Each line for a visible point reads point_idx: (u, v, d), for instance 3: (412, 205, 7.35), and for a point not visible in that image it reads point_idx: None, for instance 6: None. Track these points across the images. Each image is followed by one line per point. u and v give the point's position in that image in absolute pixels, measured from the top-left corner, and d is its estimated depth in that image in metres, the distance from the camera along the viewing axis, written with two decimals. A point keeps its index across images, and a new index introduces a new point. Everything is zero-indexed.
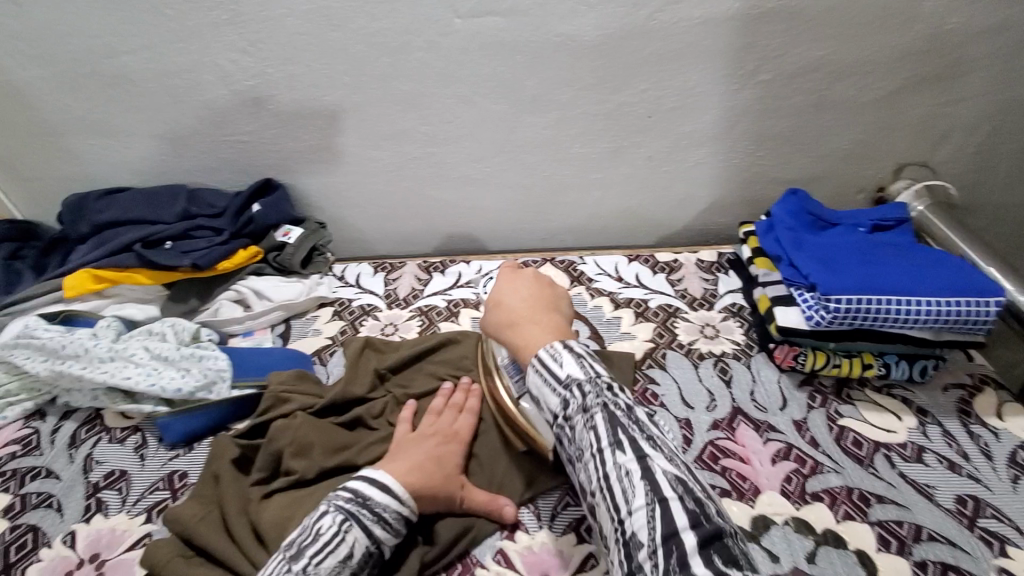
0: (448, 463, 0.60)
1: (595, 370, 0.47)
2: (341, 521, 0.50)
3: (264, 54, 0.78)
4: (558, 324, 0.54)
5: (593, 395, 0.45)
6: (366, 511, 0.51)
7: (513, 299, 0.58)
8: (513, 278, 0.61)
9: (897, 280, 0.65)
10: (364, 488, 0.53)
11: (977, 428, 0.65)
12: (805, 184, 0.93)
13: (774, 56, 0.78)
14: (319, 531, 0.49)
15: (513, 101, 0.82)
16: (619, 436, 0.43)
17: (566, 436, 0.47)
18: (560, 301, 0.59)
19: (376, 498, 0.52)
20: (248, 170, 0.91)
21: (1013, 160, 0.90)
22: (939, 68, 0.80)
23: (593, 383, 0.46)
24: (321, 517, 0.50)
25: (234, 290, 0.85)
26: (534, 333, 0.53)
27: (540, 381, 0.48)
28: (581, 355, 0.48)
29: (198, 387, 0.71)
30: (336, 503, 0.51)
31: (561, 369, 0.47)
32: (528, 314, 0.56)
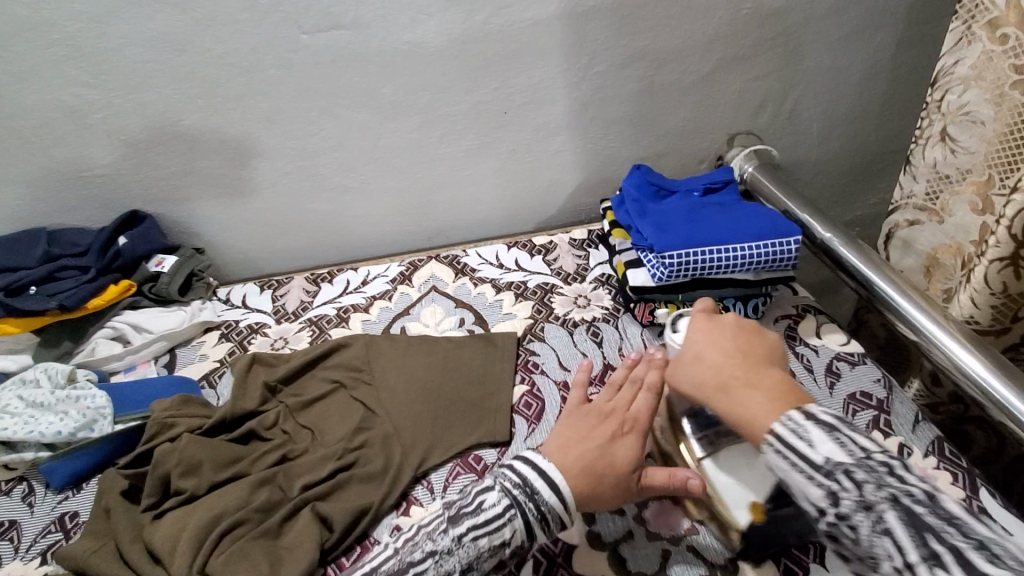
0: (616, 452, 0.56)
1: (857, 450, 0.45)
2: (506, 507, 0.53)
3: (109, 85, 0.77)
4: (783, 384, 0.52)
5: (874, 488, 0.43)
6: (531, 505, 0.53)
7: (712, 353, 0.56)
8: (710, 326, 0.59)
9: (718, 232, 0.75)
10: (533, 479, 0.54)
11: (801, 347, 0.77)
12: (656, 160, 1.03)
13: (605, 47, 0.87)
14: (483, 504, 0.54)
15: (373, 110, 0.86)
16: (923, 535, 0.41)
17: (841, 534, 0.44)
18: (771, 353, 0.57)
19: (545, 496, 0.53)
20: (112, 204, 0.89)
21: (819, 120, 1.05)
22: (745, 47, 0.93)
23: (863, 467, 0.44)
24: (489, 491, 0.55)
25: (110, 326, 0.83)
26: (762, 404, 0.50)
27: (785, 466, 0.46)
28: (832, 429, 0.46)
29: (78, 428, 0.69)
30: (505, 484, 0.55)
31: (816, 451, 0.46)
32: (740, 375, 0.53)
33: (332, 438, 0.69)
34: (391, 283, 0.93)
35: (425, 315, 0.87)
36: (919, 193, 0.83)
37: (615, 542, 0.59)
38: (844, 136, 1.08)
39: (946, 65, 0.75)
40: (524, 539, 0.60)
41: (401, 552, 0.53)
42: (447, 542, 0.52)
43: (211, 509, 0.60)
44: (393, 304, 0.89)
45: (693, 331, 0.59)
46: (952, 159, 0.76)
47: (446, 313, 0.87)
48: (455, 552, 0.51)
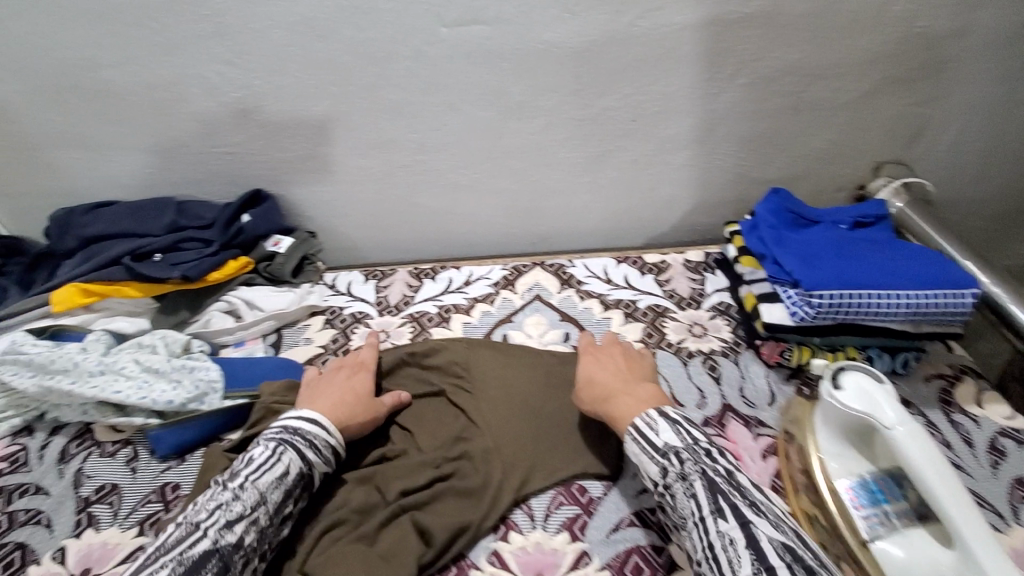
0: (354, 387, 0.67)
1: (690, 436, 0.54)
2: (273, 446, 0.56)
3: (251, 66, 0.79)
4: (653, 393, 0.61)
5: (692, 463, 0.52)
6: (297, 437, 0.58)
7: (601, 375, 0.64)
8: (597, 356, 0.68)
9: (876, 275, 0.66)
10: (292, 422, 0.60)
11: (958, 416, 0.67)
12: (787, 184, 0.95)
13: (753, 59, 0.80)
14: (253, 457, 0.56)
15: (499, 108, 0.83)
16: (716, 496, 0.49)
17: (667, 503, 0.53)
18: (645, 371, 0.66)
19: (305, 428, 0.59)
20: (236, 180, 0.91)
21: (986, 156, 0.92)
22: (913, 69, 0.83)
23: (690, 449, 0.53)
24: (254, 448, 0.57)
25: (225, 300, 0.86)
26: (630, 405, 0.59)
27: (637, 449, 0.55)
28: (675, 421, 0.56)
29: (190, 399, 0.71)
30: (266, 436, 0.58)
31: (658, 438, 0.54)
32: (621, 386, 0.62)
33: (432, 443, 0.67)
34: (494, 287, 0.90)
35: (528, 324, 0.84)
36: None
37: None
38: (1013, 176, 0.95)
39: None
40: None
41: (185, 522, 0.50)
42: (227, 494, 0.52)
43: None
44: (495, 309, 0.86)
45: (582, 367, 0.67)
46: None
47: (550, 325, 0.83)
48: (239, 496, 0.52)
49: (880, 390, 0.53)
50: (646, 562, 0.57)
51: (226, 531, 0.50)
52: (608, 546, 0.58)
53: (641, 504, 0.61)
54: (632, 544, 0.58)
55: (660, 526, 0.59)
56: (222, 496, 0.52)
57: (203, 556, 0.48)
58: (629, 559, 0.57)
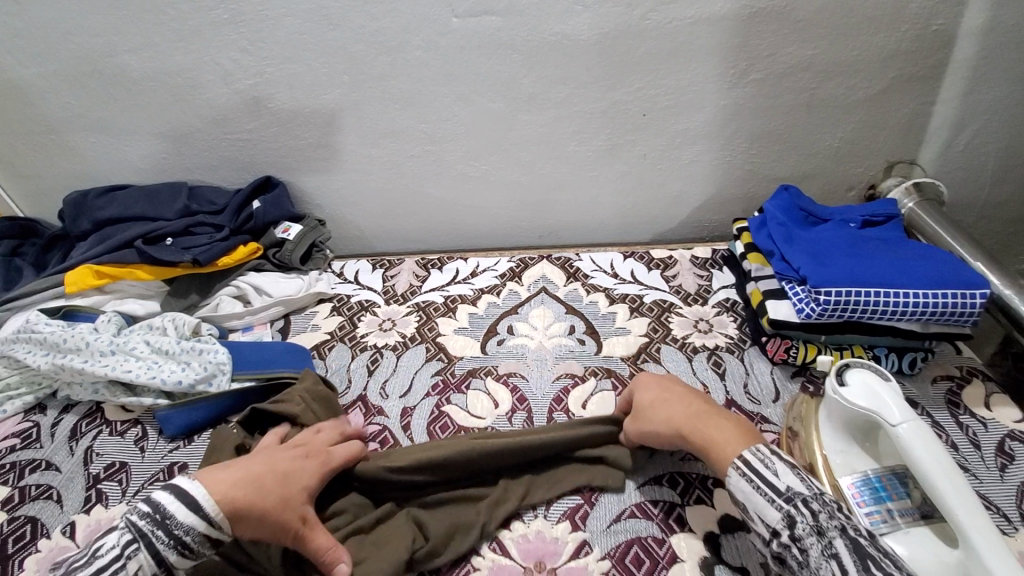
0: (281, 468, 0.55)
1: (814, 485, 0.48)
2: (125, 542, 0.48)
3: (264, 53, 0.80)
4: (739, 421, 0.55)
5: (827, 516, 0.45)
6: (159, 533, 0.48)
7: (676, 404, 0.58)
8: (665, 384, 0.62)
9: (885, 274, 0.66)
10: (165, 502, 0.49)
11: (965, 418, 0.67)
12: (798, 183, 0.94)
13: (766, 55, 0.80)
14: (97, 551, 0.48)
15: (509, 100, 0.83)
16: (865, 563, 0.43)
17: (791, 558, 0.46)
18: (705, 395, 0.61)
19: (178, 519, 0.49)
20: (248, 167, 0.92)
21: (1001, 158, 0.91)
22: (928, 68, 0.82)
23: (819, 500, 0.47)
24: (108, 534, 0.49)
25: (234, 285, 0.87)
26: (727, 436, 0.53)
27: (751, 490, 0.48)
28: (795, 465, 0.49)
29: (198, 380, 0.72)
30: (130, 519, 0.49)
31: (779, 480, 0.48)
32: (708, 416, 0.56)
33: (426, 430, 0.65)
34: (500, 278, 0.91)
35: (534, 316, 0.84)
36: None
37: None
38: None
39: None
40: None
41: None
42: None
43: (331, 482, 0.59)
44: (501, 301, 0.87)
45: (647, 390, 0.62)
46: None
47: (555, 317, 0.84)
48: None
49: (884, 387, 0.53)
50: (647, 554, 0.57)
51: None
52: (609, 537, 0.58)
53: (644, 496, 0.62)
54: (633, 535, 0.58)
55: (662, 519, 0.59)
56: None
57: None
58: (629, 550, 0.57)
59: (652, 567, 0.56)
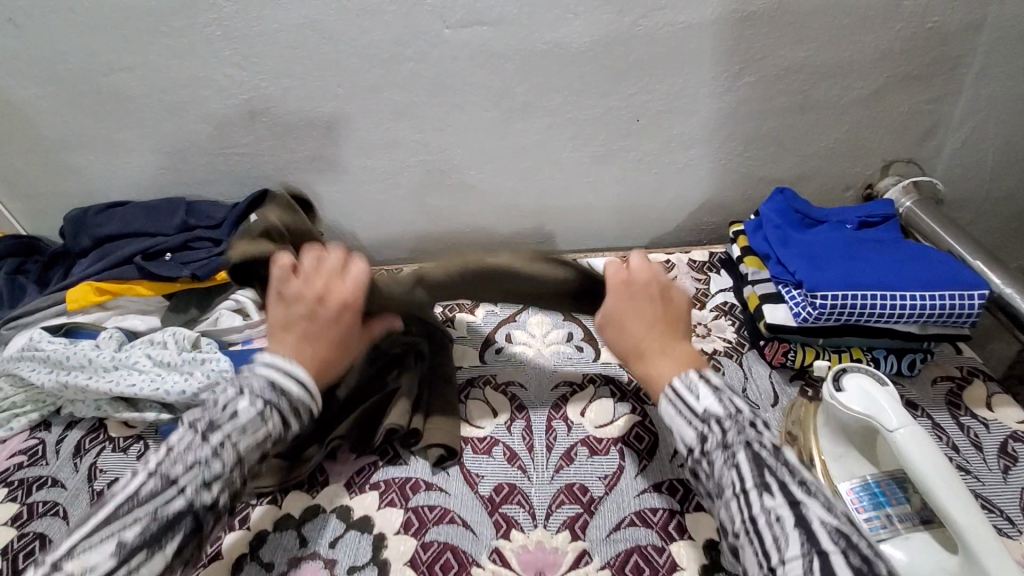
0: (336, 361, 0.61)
1: (734, 406, 0.50)
2: (258, 408, 0.52)
3: (258, 68, 0.80)
4: (688, 351, 0.57)
5: (735, 432, 0.48)
6: (280, 403, 0.54)
7: (637, 323, 0.59)
8: (625, 283, 0.61)
9: (881, 276, 0.66)
10: (280, 377, 0.54)
11: (967, 419, 0.66)
12: (794, 184, 0.94)
13: (759, 57, 0.80)
14: (237, 411, 0.51)
15: (503, 109, 0.83)
16: (761, 469, 0.45)
17: (702, 470, 0.49)
18: (674, 309, 0.61)
19: (291, 393, 0.54)
20: (245, 180, 0.93)
21: (1000, 154, 0.90)
22: (923, 66, 0.82)
23: (732, 418, 0.49)
24: (238, 400, 0.52)
25: (233, 299, 0.87)
26: (667, 366, 0.55)
27: (675, 411, 0.51)
28: (719, 388, 0.51)
29: (202, 388, 0.72)
30: (249, 394, 0.52)
31: (698, 403, 0.50)
32: (658, 344, 0.57)
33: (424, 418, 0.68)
34: None
35: (532, 324, 0.84)
36: None
37: None
38: None
39: None
40: None
41: (157, 471, 0.47)
42: (208, 451, 0.49)
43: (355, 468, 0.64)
44: (499, 309, 0.87)
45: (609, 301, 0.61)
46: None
47: (553, 324, 0.84)
48: (217, 455, 0.49)
49: (883, 393, 0.53)
50: (647, 562, 0.57)
51: (202, 490, 0.48)
52: (608, 546, 0.58)
53: (643, 504, 0.62)
54: (632, 544, 0.58)
55: (661, 527, 0.59)
56: (200, 451, 0.49)
57: (177, 515, 0.46)
58: (629, 559, 0.57)
59: None
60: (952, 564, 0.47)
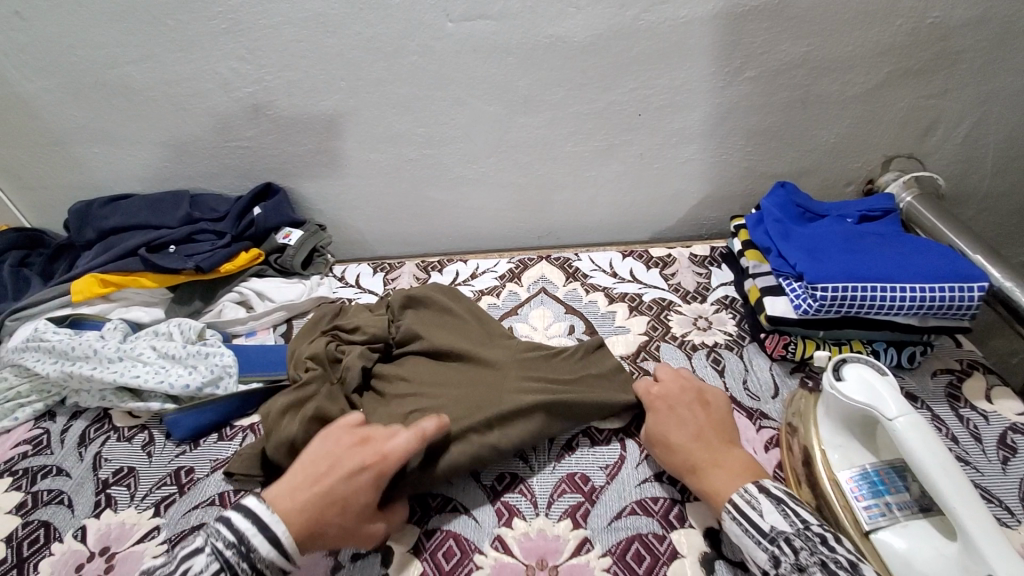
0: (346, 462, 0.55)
1: (800, 520, 0.50)
2: (213, 571, 0.47)
3: (263, 61, 0.81)
4: (745, 461, 0.57)
5: (808, 553, 0.47)
6: (246, 564, 0.49)
7: (678, 433, 0.60)
8: (671, 412, 0.62)
9: (881, 269, 0.66)
10: (246, 533, 0.50)
11: (966, 411, 0.67)
12: (795, 179, 0.94)
13: (760, 52, 0.80)
14: (191, 570, 0.48)
15: (505, 103, 0.84)
16: None
17: None
18: (717, 415, 0.62)
19: (262, 551, 0.49)
20: (249, 174, 0.93)
21: (1000, 149, 0.91)
22: (924, 61, 0.82)
23: (802, 536, 0.48)
24: (194, 555, 0.49)
25: (237, 291, 0.88)
26: (721, 475, 0.55)
27: (742, 533, 0.51)
28: (779, 500, 0.51)
29: (205, 383, 0.73)
30: (215, 547, 0.49)
31: (764, 520, 0.50)
32: (708, 453, 0.57)
33: (443, 388, 0.70)
34: (499, 279, 0.91)
35: (534, 317, 0.84)
36: None
37: None
38: None
39: None
40: None
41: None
42: None
43: None
44: (501, 302, 0.87)
45: (652, 421, 0.62)
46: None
47: (555, 317, 0.84)
48: None
49: (883, 383, 0.53)
50: (647, 550, 0.57)
51: None
52: (609, 534, 0.59)
53: (644, 493, 0.62)
54: (633, 532, 0.59)
55: (662, 516, 0.60)
56: None
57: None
58: (630, 547, 0.57)
59: (652, 563, 0.56)
60: (949, 551, 0.48)
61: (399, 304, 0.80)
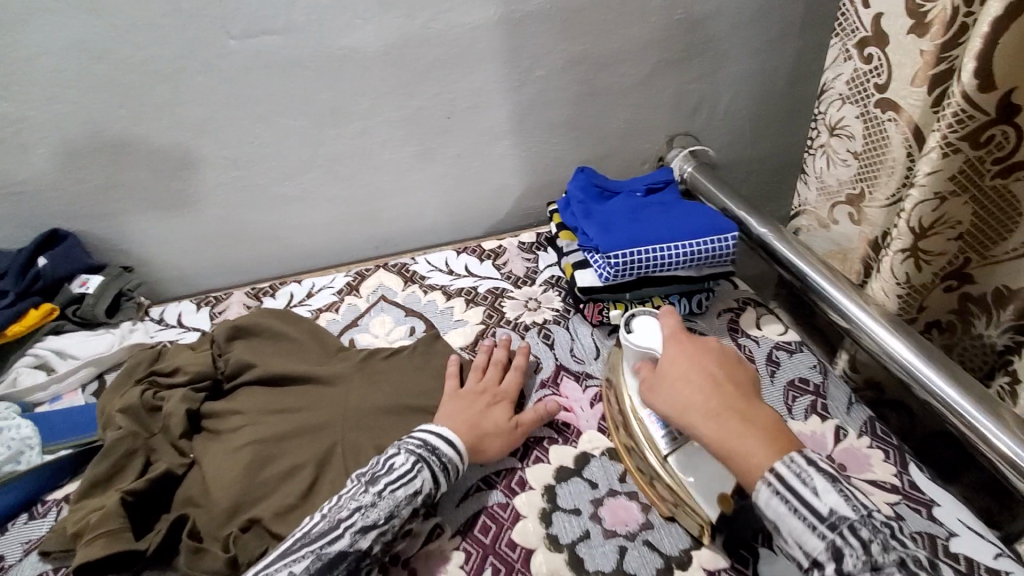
0: (491, 416, 0.66)
1: (857, 502, 0.46)
2: (414, 460, 0.58)
3: (16, 94, 0.72)
4: (773, 425, 0.51)
5: (876, 543, 0.44)
6: (435, 457, 0.59)
7: (691, 386, 0.54)
8: (677, 349, 0.58)
9: (660, 232, 0.77)
10: (431, 438, 0.61)
11: (743, 339, 0.80)
12: (599, 164, 1.05)
13: (545, 52, 0.88)
14: (393, 464, 0.58)
15: (311, 117, 0.83)
16: None
17: None
18: (742, 380, 0.55)
19: (444, 450, 0.60)
20: (26, 221, 0.83)
21: (752, 120, 1.09)
22: (678, 52, 0.96)
23: (865, 522, 0.45)
24: (395, 455, 0.59)
25: (31, 354, 0.78)
26: (759, 445, 0.49)
27: (784, 511, 0.46)
28: (835, 480, 0.47)
29: (2, 462, 0.66)
30: (408, 446, 0.59)
31: (821, 502, 0.46)
32: (716, 408, 0.52)
33: (282, 412, 0.68)
34: (338, 294, 0.90)
35: (374, 325, 0.85)
36: (808, 201, 0.85)
37: (573, 543, 0.59)
38: (776, 135, 1.13)
39: (831, 79, 0.74)
40: (482, 548, 0.59)
41: (329, 514, 0.54)
42: (368, 498, 0.55)
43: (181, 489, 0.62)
44: (341, 316, 0.87)
45: (671, 360, 0.57)
46: (833, 170, 0.78)
47: (395, 322, 0.86)
48: (377, 504, 0.54)
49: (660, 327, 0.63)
50: (494, 519, 0.61)
51: (360, 538, 0.53)
52: (459, 514, 0.62)
53: (489, 468, 0.66)
54: (481, 507, 0.63)
55: (505, 485, 0.64)
56: (363, 498, 0.55)
57: (339, 554, 0.52)
58: (478, 521, 0.61)
59: (499, 530, 0.61)
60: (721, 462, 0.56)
61: (225, 336, 0.76)
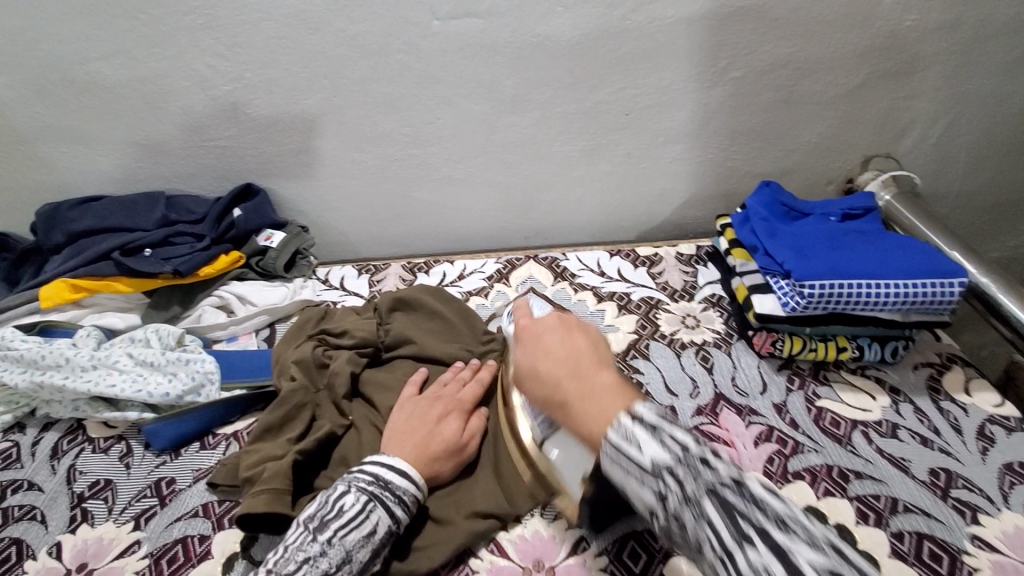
0: (441, 431, 0.61)
1: (680, 445, 0.38)
2: (365, 500, 0.52)
3: (241, 58, 0.78)
4: (616, 384, 0.44)
5: (692, 481, 0.37)
6: (388, 493, 0.54)
7: (544, 360, 0.47)
8: (535, 333, 0.50)
9: (866, 265, 0.68)
10: (383, 472, 0.55)
11: (946, 403, 0.68)
12: (777, 179, 0.96)
13: (745, 53, 0.81)
14: (343, 507, 0.52)
15: (492, 102, 0.83)
16: (737, 522, 0.34)
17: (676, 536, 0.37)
18: (600, 350, 0.48)
19: (398, 483, 0.55)
20: (228, 175, 0.91)
21: (971, 149, 0.94)
22: (898, 64, 0.84)
23: (684, 463, 0.37)
24: (343, 495, 0.53)
25: (217, 295, 0.85)
26: (597, 412, 0.42)
27: (622, 476, 0.39)
28: (655, 428, 0.39)
29: (186, 391, 0.71)
30: (358, 484, 0.54)
31: (643, 455, 0.38)
32: (576, 385, 0.45)
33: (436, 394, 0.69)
34: (487, 280, 0.90)
35: None
36: None
37: None
38: (997, 169, 0.96)
39: None
40: None
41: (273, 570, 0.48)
42: (315, 547, 0.49)
43: (338, 450, 0.65)
44: (490, 302, 0.87)
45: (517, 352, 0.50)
46: None
47: None
48: (326, 552, 0.49)
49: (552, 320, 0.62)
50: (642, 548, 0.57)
51: None
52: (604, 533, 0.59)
53: None
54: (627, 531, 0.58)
55: None
56: (310, 549, 0.49)
57: None
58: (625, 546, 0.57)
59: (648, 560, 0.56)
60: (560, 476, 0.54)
61: (388, 306, 0.79)
